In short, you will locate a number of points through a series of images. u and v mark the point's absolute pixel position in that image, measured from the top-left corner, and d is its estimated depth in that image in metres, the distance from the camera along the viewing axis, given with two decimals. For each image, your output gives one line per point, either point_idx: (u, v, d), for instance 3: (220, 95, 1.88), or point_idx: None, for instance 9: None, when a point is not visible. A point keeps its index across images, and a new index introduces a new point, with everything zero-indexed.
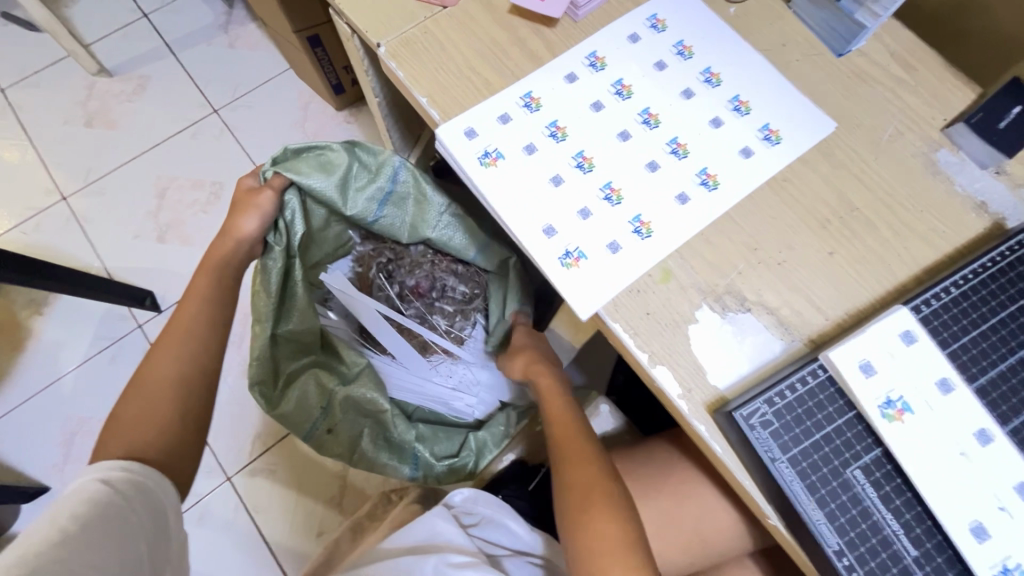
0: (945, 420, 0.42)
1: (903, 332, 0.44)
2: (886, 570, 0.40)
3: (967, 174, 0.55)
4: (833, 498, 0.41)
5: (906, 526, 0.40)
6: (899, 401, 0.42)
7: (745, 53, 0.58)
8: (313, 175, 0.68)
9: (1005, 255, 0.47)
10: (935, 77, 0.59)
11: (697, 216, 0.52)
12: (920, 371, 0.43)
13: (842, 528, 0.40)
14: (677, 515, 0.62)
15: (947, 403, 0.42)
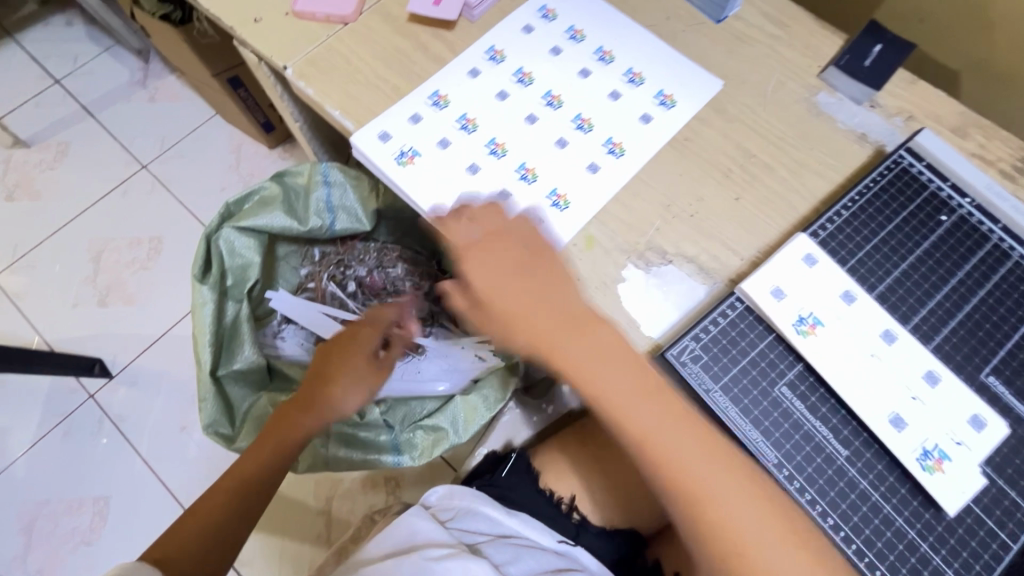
0: (853, 326, 0.45)
1: (805, 256, 0.47)
2: (823, 474, 0.43)
3: (846, 111, 0.61)
4: (766, 417, 0.44)
5: (834, 431, 0.43)
6: (810, 317, 0.45)
7: (633, 30, 0.63)
8: (257, 213, 0.77)
9: (884, 174, 0.52)
10: (805, 29, 0.64)
11: (609, 183, 0.55)
12: (826, 288, 0.46)
13: (778, 443, 0.43)
14: None
15: (853, 312, 0.46)
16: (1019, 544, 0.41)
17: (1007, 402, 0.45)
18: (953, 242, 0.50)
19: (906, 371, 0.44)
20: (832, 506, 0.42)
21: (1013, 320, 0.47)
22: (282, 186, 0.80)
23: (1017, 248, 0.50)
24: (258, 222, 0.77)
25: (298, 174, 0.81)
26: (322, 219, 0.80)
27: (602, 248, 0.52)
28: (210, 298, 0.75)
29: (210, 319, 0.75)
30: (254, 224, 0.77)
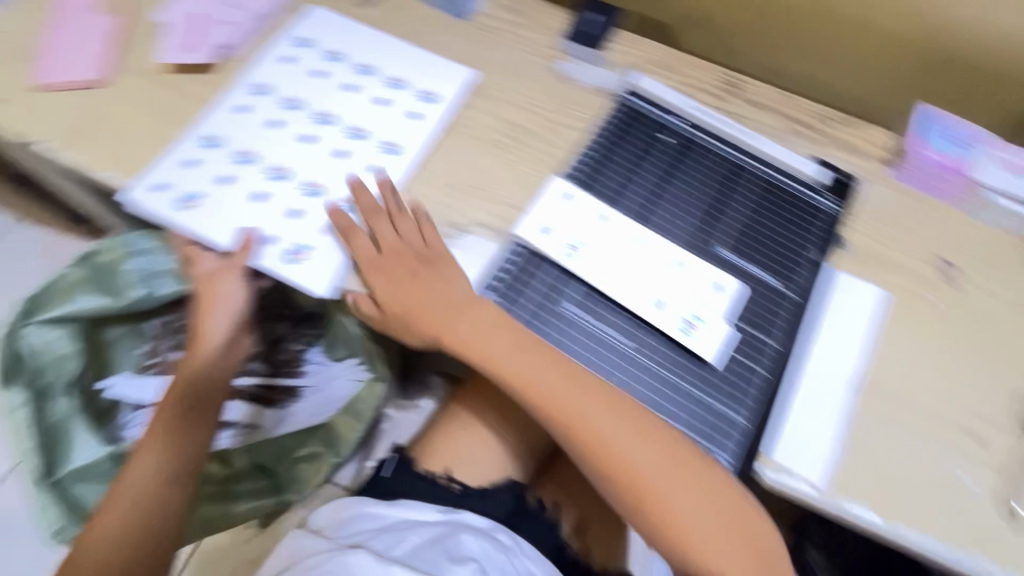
0: (611, 239, 0.55)
1: (563, 195, 0.58)
2: (616, 363, 0.53)
3: (585, 72, 0.71)
4: (561, 333, 0.53)
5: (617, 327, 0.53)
6: (577, 241, 0.55)
7: (387, 40, 0.69)
8: (63, 301, 0.72)
9: (618, 116, 0.63)
10: (538, 12, 0.74)
11: (391, 178, 0.60)
12: (584, 214, 0.57)
13: (576, 350, 0.53)
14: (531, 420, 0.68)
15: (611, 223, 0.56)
16: (772, 369, 0.54)
17: (742, 266, 0.57)
18: (682, 155, 0.62)
19: (659, 253, 0.54)
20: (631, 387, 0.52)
21: (735, 204, 0.60)
22: (84, 268, 0.73)
23: (726, 149, 0.63)
24: (67, 309, 0.72)
25: (99, 251, 0.73)
26: (142, 291, 0.76)
27: (435, 235, 0.55)
28: (22, 403, 0.72)
29: (29, 425, 0.71)
30: (62, 313, 0.72)
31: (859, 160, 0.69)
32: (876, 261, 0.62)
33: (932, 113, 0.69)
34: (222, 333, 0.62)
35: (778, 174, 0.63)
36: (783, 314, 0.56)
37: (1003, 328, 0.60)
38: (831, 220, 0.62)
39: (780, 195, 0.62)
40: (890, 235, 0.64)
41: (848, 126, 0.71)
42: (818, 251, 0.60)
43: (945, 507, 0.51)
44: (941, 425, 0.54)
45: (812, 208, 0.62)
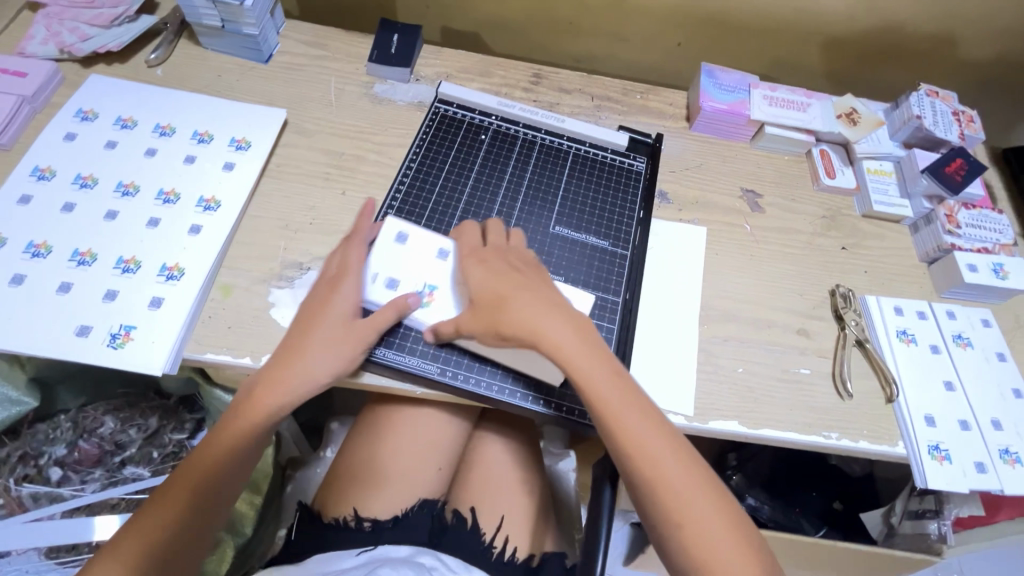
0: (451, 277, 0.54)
1: (395, 237, 0.55)
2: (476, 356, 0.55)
3: (399, 90, 0.73)
4: (418, 342, 0.54)
5: None
6: (425, 288, 0.54)
7: (184, 96, 0.66)
8: None
9: (430, 124, 0.66)
10: (341, 43, 0.76)
11: (214, 236, 0.57)
12: (421, 256, 0.55)
13: (434, 356, 0.54)
14: (430, 440, 0.65)
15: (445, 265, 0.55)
16: (618, 323, 0.56)
17: (572, 237, 0.59)
18: (497, 147, 0.64)
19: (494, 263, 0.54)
20: (493, 374, 0.54)
21: (555, 182, 0.63)
22: None
23: (538, 134, 0.66)
24: None
25: None
26: None
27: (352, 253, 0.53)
28: None
29: None
30: None
31: (663, 121, 0.77)
32: (693, 206, 0.70)
33: (715, 73, 0.77)
34: (325, 370, 0.49)
35: (589, 147, 0.66)
36: (617, 272, 0.58)
37: (804, 236, 0.70)
38: (646, 178, 0.65)
39: (596, 164, 0.65)
40: (700, 180, 0.73)
41: (647, 94, 0.80)
42: (641, 208, 0.63)
43: (792, 399, 0.58)
44: (773, 330, 0.62)
45: (627, 171, 0.65)
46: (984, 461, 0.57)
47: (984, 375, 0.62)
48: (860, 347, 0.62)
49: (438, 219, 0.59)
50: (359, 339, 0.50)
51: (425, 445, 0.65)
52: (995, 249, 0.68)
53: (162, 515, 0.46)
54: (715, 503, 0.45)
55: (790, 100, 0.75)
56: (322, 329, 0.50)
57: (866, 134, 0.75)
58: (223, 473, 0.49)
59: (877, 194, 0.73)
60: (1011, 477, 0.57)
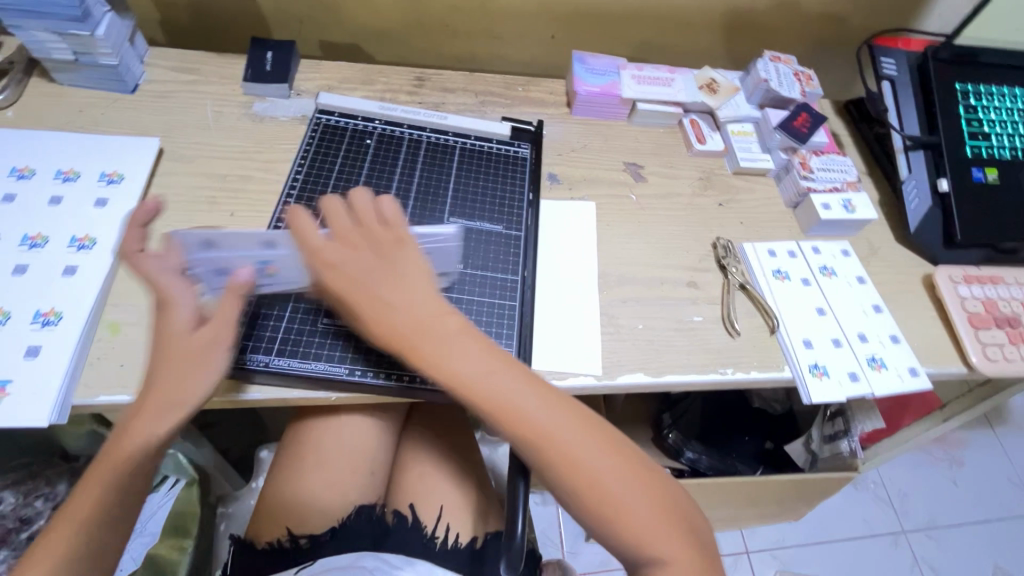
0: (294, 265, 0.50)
1: (197, 242, 0.48)
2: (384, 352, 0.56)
3: (280, 106, 0.73)
4: (324, 347, 0.55)
5: None
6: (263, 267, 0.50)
7: (41, 135, 0.62)
8: None
9: (312, 134, 0.66)
10: (213, 65, 0.74)
11: (92, 274, 0.54)
12: (241, 249, 0.49)
13: (343, 358, 0.55)
14: (357, 447, 0.66)
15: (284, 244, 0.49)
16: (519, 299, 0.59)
17: (466, 226, 0.62)
18: (383, 149, 0.66)
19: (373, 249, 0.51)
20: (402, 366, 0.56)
21: (444, 176, 0.65)
22: None
23: (423, 133, 0.68)
24: None
25: None
26: None
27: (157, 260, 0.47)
28: None
29: None
30: None
31: (545, 109, 0.82)
32: (581, 183, 0.75)
33: (585, 59, 0.83)
34: (199, 388, 0.45)
35: (474, 139, 0.69)
36: (512, 253, 0.62)
37: (684, 198, 0.77)
38: (531, 162, 0.69)
39: (483, 156, 0.68)
40: (585, 160, 0.78)
41: (528, 86, 0.84)
42: (530, 190, 0.66)
43: (689, 344, 0.64)
44: (665, 285, 0.68)
45: (512, 158, 0.69)
46: (856, 370, 0.65)
47: (848, 296, 0.71)
48: (743, 289, 0.69)
49: None
50: (220, 338, 0.46)
51: (354, 454, 0.65)
52: (845, 187, 0.77)
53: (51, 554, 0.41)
54: (636, 479, 0.44)
55: (656, 77, 0.82)
56: (180, 347, 0.46)
57: (726, 100, 0.83)
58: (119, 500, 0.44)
59: (743, 152, 0.80)
60: (879, 380, 0.65)
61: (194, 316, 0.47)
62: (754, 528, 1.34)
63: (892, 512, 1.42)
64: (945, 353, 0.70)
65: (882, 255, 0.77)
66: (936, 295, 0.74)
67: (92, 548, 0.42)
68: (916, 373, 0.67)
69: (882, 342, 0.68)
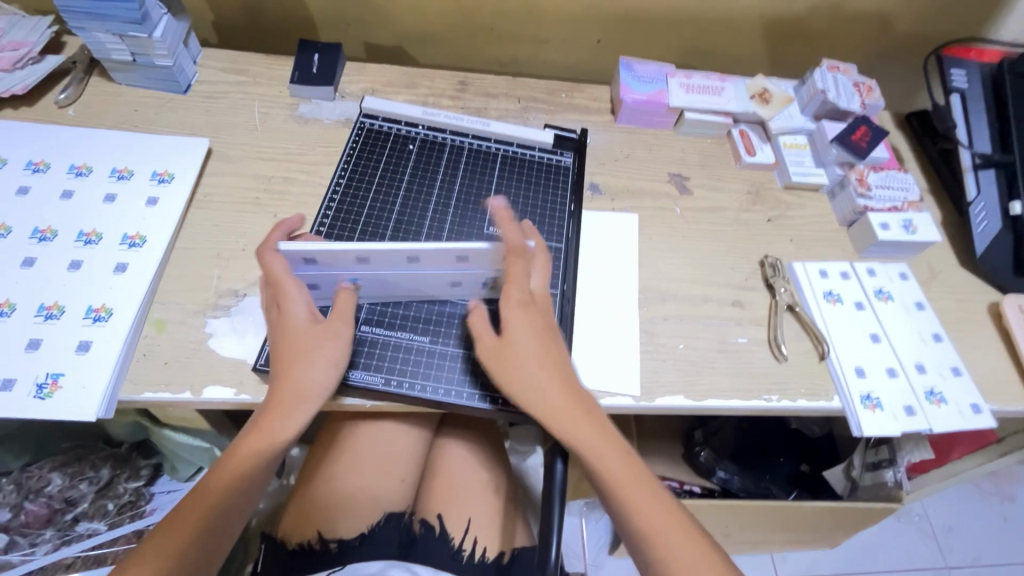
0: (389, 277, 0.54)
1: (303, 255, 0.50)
2: (419, 363, 0.56)
3: (325, 109, 0.73)
4: (360, 355, 0.55)
5: (410, 333, 0.57)
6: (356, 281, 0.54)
7: (99, 134, 0.64)
8: None
9: (356, 138, 0.66)
10: (262, 67, 0.75)
11: (141, 272, 0.56)
12: (340, 263, 0.51)
13: (378, 367, 0.55)
14: (389, 455, 0.65)
15: (425, 257, 0.51)
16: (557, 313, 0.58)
17: (505, 235, 0.61)
18: (426, 155, 0.65)
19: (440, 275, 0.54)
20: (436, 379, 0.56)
21: (486, 184, 0.64)
22: None
23: (466, 139, 0.67)
24: None
25: None
26: None
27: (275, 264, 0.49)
28: None
29: None
30: None
31: (589, 116, 0.80)
32: (624, 194, 0.73)
33: (632, 65, 0.80)
34: (323, 384, 0.49)
35: (517, 147, 0.68)
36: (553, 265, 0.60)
37: (731, 213, 0.74)
38: (574, 172, 0.68)
39: (525, 164, 0.67)
40: (628, 169, 0.76)
41: (572, 92, 0.82)
42: (572, 201, 0.65)
43: (732, 366, 0.61)
44: (708, 304, 0.65)
45: (554, 168, 0.67)
46: (912, 404, 0.61)
47: (906, 324, 0.67)
48: (792, 311, 0.66)
49: (372, 229, 0.59)
50: (340, 339, 0.51)
51: (385, 462, 0.65)
52: (904, 206, 0.73)
53: (175, 534, 0.44)
54: (693, 544, 0.46)
55: (706, 86, 0.79)
56: (303, 343, 0.49)
57: (778, 111, 0.79)
58: (243, 491, 0.47)
59: (795, 166, 0.77)
60: (938, 416, 0.61)
61: (309, 315, 0.51)
62: (786, 554, 1.28)
63: (935, 546, 1.35)
64: (1012, 390, 0.65)
65: (944, 280, 0.72)
66: (1004, 325, 0.69)
67: (212, 526, 0.45)
68: (978, 410, 0.62)
69: (943, 375, 0.64)
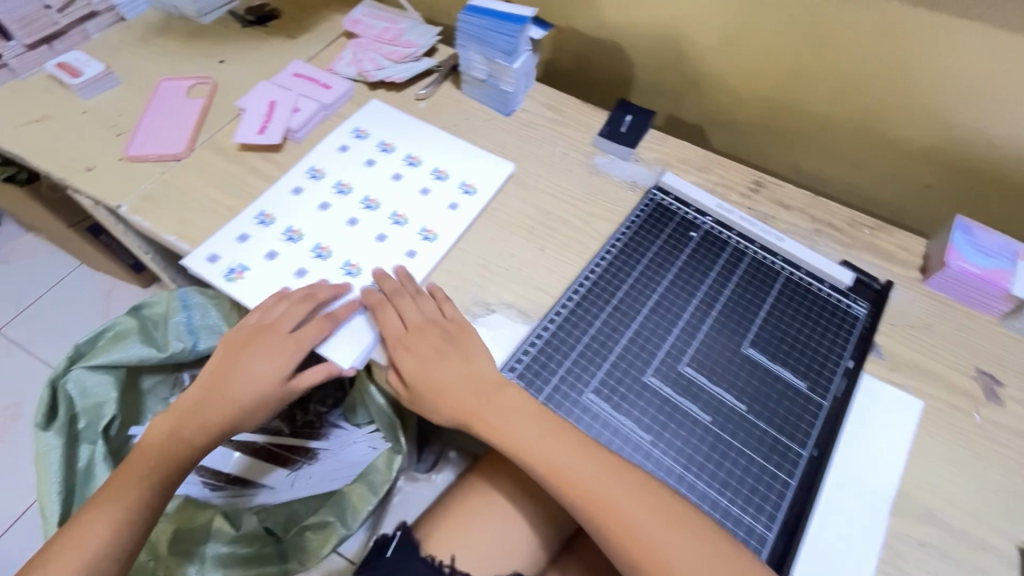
0: (855, 425, 0.55)
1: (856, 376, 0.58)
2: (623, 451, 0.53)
3: (618, 166, 0.74)
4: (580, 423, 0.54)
5: (637, 422, 0.54)
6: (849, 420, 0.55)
7: (441, 139, 0.75)
8: (121, 345, 0.77)
9: (644, 209, 0.68)
10: (578, 112, 0.79)
11: (428, 264, 0.64)
12: (867, 458, 0.53)
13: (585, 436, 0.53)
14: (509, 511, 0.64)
15: (866, 418, 0.56)
16: (796, 479, 0.52)
17: (765, 365, 0.57)
18: (705, 251, 0.65)
19: (881, 444, 0.54)
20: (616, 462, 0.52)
21: (759, 304, 0.61)
22: (136, 318, 0.80)
23: (751, 246, 0.65)
24: (120, 354, 0.76)
25: (155, 304, 0.81)
26: (183, 342, 0.80)
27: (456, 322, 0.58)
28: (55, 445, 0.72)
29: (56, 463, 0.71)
30: (113, 358, 0.76)
31: (897, 267, 0.67)
32: (910, 368, 0.59)
33: (971, 227, 0.65)
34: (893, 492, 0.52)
35: (805, 273, 0.63)
36: (808, 422, 0.54)
37: None
38: (863, 327, 0.60)
39: (807, 296, 0.62)
40: (925, 342, 0.61)
41: (877, 231, 0.70)
42: (852, 357, 0.58)
43: None
44: (982, 557, 0.50)
45: (842, 314, 0.61)
46: None
47: None
48: None
49: (633, 304, 0.61)
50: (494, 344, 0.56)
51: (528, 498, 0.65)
52: None
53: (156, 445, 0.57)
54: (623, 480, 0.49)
55: None
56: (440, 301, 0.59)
57: None
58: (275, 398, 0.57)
59: None
60: None
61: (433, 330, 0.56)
62: None
63: None
64: None
65: None
66: None
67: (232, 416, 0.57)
68: None
69: None
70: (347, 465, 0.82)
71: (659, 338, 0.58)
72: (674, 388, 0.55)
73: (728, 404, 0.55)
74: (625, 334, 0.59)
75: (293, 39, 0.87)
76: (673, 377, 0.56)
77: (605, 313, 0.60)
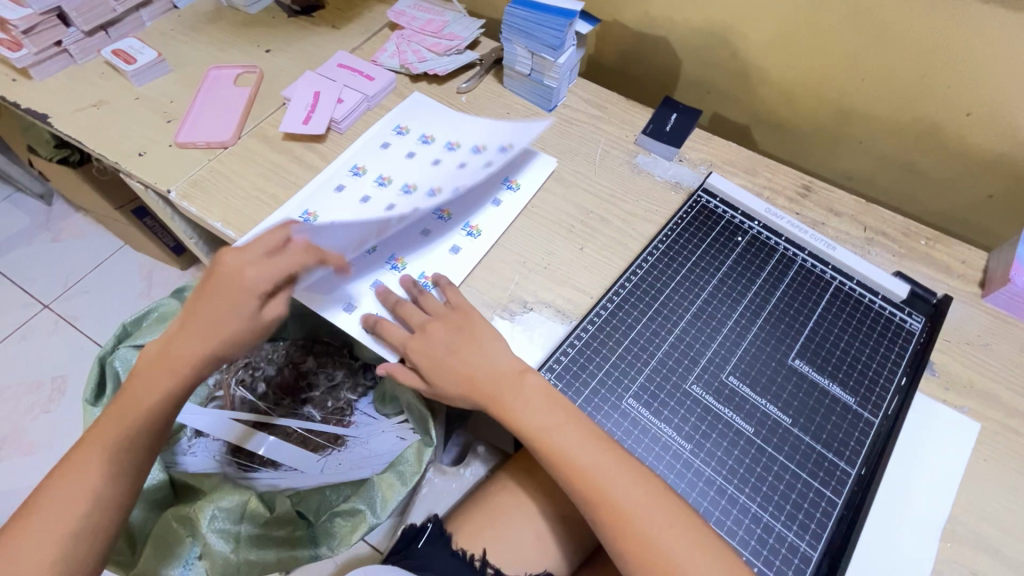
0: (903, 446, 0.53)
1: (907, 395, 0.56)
2: (662, 458, 0.52)
3: (661, 166, 0.72)
4: (618, 427, 0.53)
5: (676, 429, 0.53)
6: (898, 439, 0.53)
7: (482, 134, 0.74)
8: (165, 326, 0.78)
9: (688, 211, 0.66)
10: (621, 109, 0.78)
11: (470, 259, 0.63)
12: (915, 480, 0.52)
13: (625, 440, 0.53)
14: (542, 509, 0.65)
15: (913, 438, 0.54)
16: (842, 498, 0.50)
17: (811, 378, 0.55)
18: (752, 256, 0.63)
19: (933, 468, 0.52)
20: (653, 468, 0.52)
21: (807, 312, 0.59)
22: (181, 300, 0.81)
23: (800, 254, 0.63)
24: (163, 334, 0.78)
25: None
26: None
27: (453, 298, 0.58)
28: None
29: None
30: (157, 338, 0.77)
31: (955, 279, 0.64)
32: (968, 389, 0.57)
33: None
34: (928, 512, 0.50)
35: (856, 284, 0.61)
36: (856, 438, 0.52)
37: None
38: (918, 341, 0.58)
39: (859, 307, 0.60)
40: (984, 362, 0.58)
41: (934, 242, 0.67)
42: (905, 374, 0.56)
43: None
44: None
45: (896, 328, 0.58)
46: None
47: None
48: None
49: (675, 307, 0.60)
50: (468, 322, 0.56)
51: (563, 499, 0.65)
52: None
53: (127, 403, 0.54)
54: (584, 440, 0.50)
55: None
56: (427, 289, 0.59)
57: None
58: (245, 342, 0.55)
59: None
60: None
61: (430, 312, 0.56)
62: None
63: None
64: None
65: None
66: None
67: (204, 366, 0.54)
68: None
69: None
70: (376, 453, 0.84)
71: (701, 344, 0.57)
72: (715, 395, 0.54)
73: (770, 416, 0.53)
74: (666, 339, 0.58)
75: (338, 29, 0.87)
76: (715, 384, 0.55)
77: (647, 315, 0.59)
